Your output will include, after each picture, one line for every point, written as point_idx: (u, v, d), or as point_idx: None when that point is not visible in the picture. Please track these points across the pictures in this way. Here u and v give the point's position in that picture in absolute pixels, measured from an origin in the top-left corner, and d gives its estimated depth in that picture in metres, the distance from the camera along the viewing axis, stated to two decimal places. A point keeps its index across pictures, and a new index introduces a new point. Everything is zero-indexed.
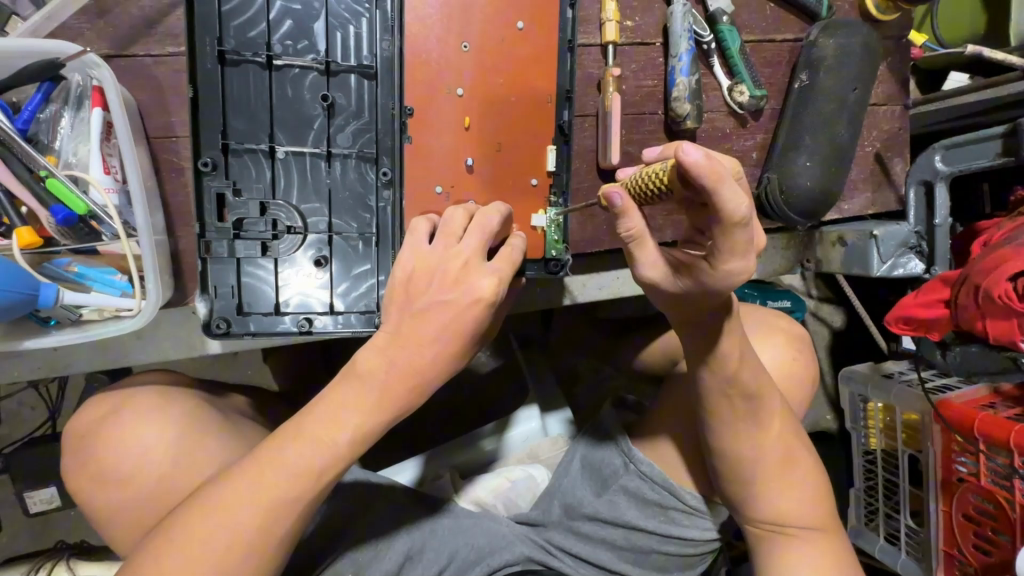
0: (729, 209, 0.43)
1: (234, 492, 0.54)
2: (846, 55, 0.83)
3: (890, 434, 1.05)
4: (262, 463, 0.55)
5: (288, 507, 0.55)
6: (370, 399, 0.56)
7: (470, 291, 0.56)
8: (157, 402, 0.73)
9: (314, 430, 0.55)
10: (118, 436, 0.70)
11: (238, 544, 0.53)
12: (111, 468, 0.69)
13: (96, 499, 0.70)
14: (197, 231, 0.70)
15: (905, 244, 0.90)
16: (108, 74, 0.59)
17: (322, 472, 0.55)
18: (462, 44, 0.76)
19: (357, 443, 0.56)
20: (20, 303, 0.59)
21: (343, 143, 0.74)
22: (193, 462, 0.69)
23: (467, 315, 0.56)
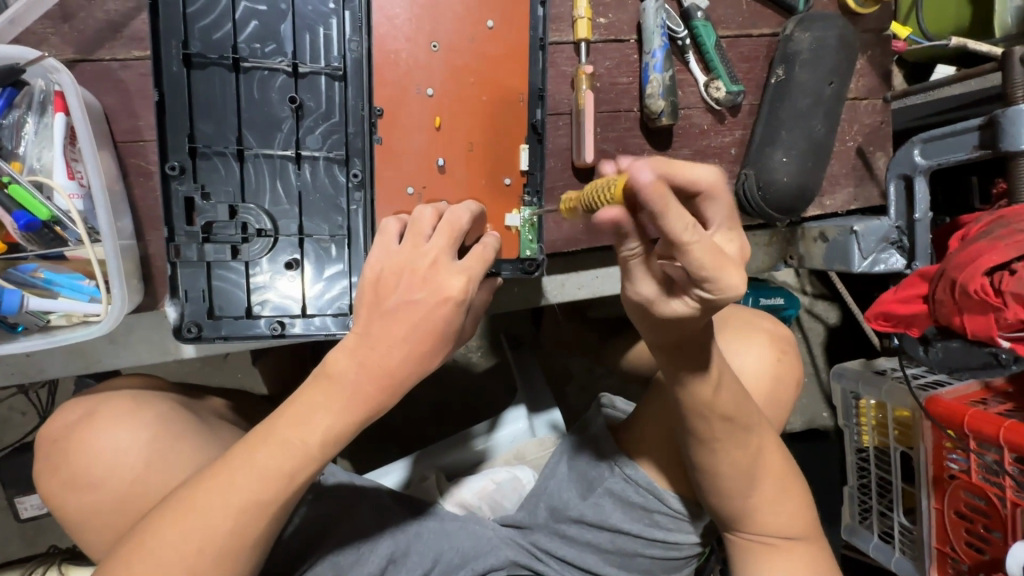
0: (678, 234, 0.38)
1: (202, 496, 0.52)
2: (823, 49, 0.82)
3: (882, 431, 1.05)
4: (231, 466, 0.52)
5: (262, 510, 0.52)
6: (340, 399, 0.52)
7: (436, 290, 0.52)
8: (132, 406, 0.71)
9: (285, 432, 0.52)
10: (91, 440, 0.68)
11: (209, 549, 0.51)
12: (84, 473, 0.67)
13: (69, 505, 0.68)
14: (165, 236, 0.70)
15: (885, 240, 0.89)
16: (68, 78, 0.59)
17: (294, 474, 0.52)
18: (431, 43, 0.76)
19: (329, 445, 0.52)
20: None
21: (313, 145, 0.74)
22: (167, 466, 0.67)
23: (435, 317, 0.52)
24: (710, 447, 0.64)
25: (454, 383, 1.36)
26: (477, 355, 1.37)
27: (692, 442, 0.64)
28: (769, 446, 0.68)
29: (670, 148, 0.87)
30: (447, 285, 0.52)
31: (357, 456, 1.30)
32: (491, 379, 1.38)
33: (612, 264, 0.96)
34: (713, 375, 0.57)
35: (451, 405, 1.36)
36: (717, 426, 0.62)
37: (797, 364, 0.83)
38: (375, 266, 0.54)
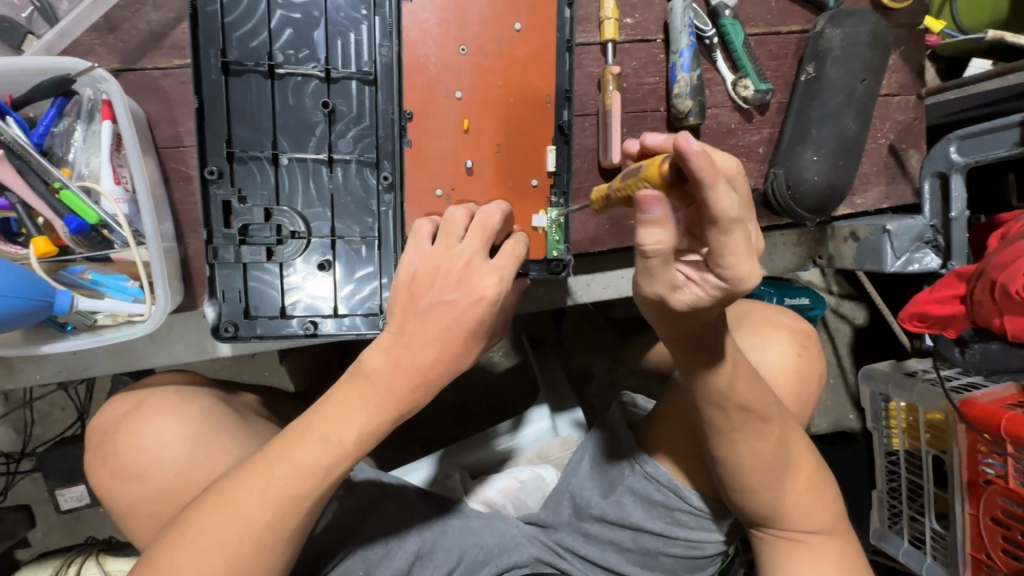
0: (725, 208, 0.38)
1: (240, 489, 0.53)
2: (854, 45, 0.81)
3: (913, 434, 1.02)
4: (269, 461, 0.54)
5: (299, 503, 0.54)
6: (371, 397, 0.54)
7: (470, 291, 0.53)
8: (175, 401, 0.74)
9: (321, 428, 0.54)
10: (139, 432, 0.71)
11: (247, 540, 0.53)
12: (130, 463, 0.70)
13: (114, 492, 0.71)
14: (204, 238, 0.72)
15: (920, 239, 0.87)
16: (116, 87, 0.61)
17: (329, 470, 0.54)
18: (460, 47, 0.77)
19: (363, 442, 0.54)
20: (36, 310, 0.62)
21: (344, 149, 0.75)
22: (209, 459, 0.69)
23: (468, 317, 0.53)
24: (737, 446, 0.64)
25: (477, 382, 1.38)
26: (499, 355, 1.38)
27: (720, 442, 0.64)
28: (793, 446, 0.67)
29: None
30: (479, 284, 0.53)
31: (381, 453, 1.32)
32: (513, 378, 1.39)
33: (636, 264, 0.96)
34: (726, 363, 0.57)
35: (473, 404, 1.37)
36: (742, 423, 0.62)
37: (819, 361, 0.82)
38: (409, 267, 0.55)
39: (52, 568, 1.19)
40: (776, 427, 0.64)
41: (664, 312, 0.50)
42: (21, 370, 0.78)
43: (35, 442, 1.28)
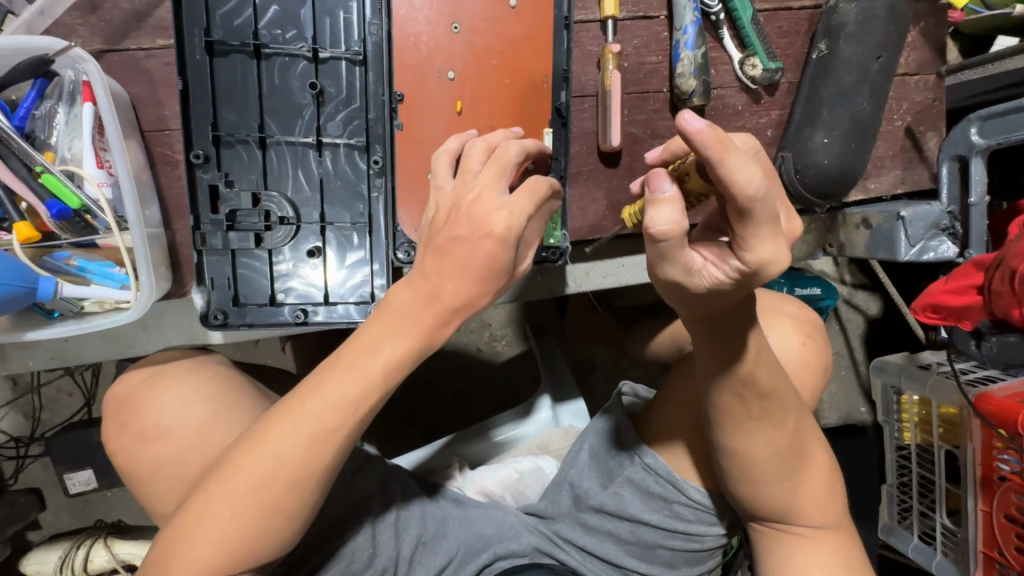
0: (743, 183, 0.36)
1: (270, 425, 0.54)
2: (870, 20, 0.76)
3: (925, 428, 0.99)
4: (299, 396, 0.55)
5: (330, 437, 0.54)
6: (399, 328, 0.53)
7: (478, 226, 0.50)
8: (192, 367, 0.72)
9: (350, 362, 0.54)
10: (160, 398, 0.69)
11: (283, 474, 0.54)
12: (150, 428, 0.68)
13: (135, 461, 0.68)
14: (191, 224, 0.71)
15: (936, 226, 0.83)
16: (94, 68, 0.59)
17: (358, 404, 0.54)
18: (452, 25, 0.74)
19: (394, 373, 0.54)
20: (19, 296, 0.61)
21: (333, 132, 0.73)
22: (232, 415, 0.68)
23: (479, 253, 0.50)
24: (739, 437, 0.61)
25: (479, 371, 1.36)
26: (501, 344, 1.37)
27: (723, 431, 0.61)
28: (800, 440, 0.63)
29: None
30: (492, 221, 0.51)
31: (383, 442, 1.32)
32: (516, 368, 1.37)
33: (638, 252, 0.93)
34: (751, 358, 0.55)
35: (475, 394, 1.36)
36: (740, 416, 0.60)
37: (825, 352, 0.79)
38: (433, 207, 0.55)
39: (61, 550, 1.21)
40: (789, 416, 0.61)
41: (674, 291, 0.46)
42: (15, 356, 0.77)
43: (43, 427, 1.30)
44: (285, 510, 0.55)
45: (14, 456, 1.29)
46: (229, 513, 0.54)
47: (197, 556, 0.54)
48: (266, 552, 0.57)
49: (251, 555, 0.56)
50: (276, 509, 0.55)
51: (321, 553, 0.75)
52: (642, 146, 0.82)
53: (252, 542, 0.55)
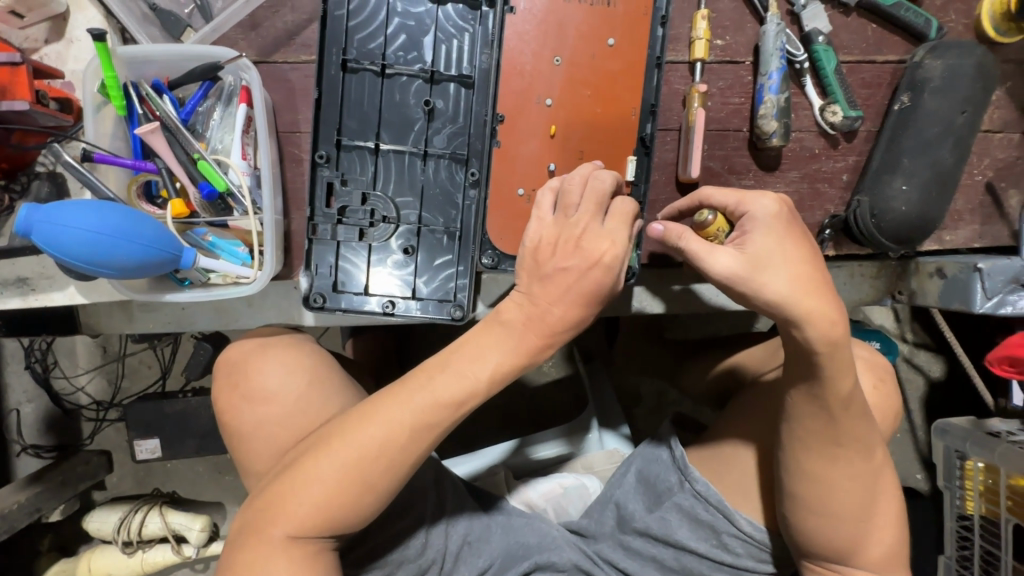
0: (757, 206, 0.59)
1: (381, 406, 0.61)
2: (957, 76, 0.79)
3: (991, 499, 0.96)
4: (410, 384, 0.61)
5: (432, 428, 0.61)
6: (510, 339, 0.61)
7: (586, 257, 0.59)
8: (294, 343, 0.80)
9: (460, 364, 0.61)
10: (264, 367, 0.76)
11: (383, 457, 0.60)
12: (255, 392, 0.75)
13: (236, 418, 0.75)
14: (307, 215, 0.80)
15: (1016, 281, 0.82)
16: (256, 75, 0.71)
17: (462, 403, 0.61)
18: (554, 58, 0.81)
19: (495, 380, 0.61)
20: (167, 261, 0.70)
21: (438, 145, 0.82)
22: (329, 392, 0.75)
23: (587, 280, 0.60)
24: (800, 458, 0.64)
25: (528, 386, 1.40)
26: (548, 365, 1.41)
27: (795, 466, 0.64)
28: (855, 475, 0.64)
29: (776, 170, 0.87)
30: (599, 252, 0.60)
31: None
32: (562, 389, 1.40)
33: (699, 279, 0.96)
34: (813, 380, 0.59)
35: (521, 409, 1.39)
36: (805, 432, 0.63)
37: (896, 396, 0.78)
38: (535, 237, 0.62)
39: (121, 510, 1.31)
40: (857, 443, 0.63)
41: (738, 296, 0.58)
42: (138, 317, 0.88)
43: (122, 394, 1.42)
44: (377, 489, 0.61)
45: (93, 418, 1.41)
46: (327, 480, 0.60)
47: (296, 513, 0.60)
48: (351, 525, 0.62)
49: (337, 524, 0.61)
50: (367, 489, 0.61)
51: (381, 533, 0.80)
52: (717, 180, 0.87)
53: (342, 511, 0.61)
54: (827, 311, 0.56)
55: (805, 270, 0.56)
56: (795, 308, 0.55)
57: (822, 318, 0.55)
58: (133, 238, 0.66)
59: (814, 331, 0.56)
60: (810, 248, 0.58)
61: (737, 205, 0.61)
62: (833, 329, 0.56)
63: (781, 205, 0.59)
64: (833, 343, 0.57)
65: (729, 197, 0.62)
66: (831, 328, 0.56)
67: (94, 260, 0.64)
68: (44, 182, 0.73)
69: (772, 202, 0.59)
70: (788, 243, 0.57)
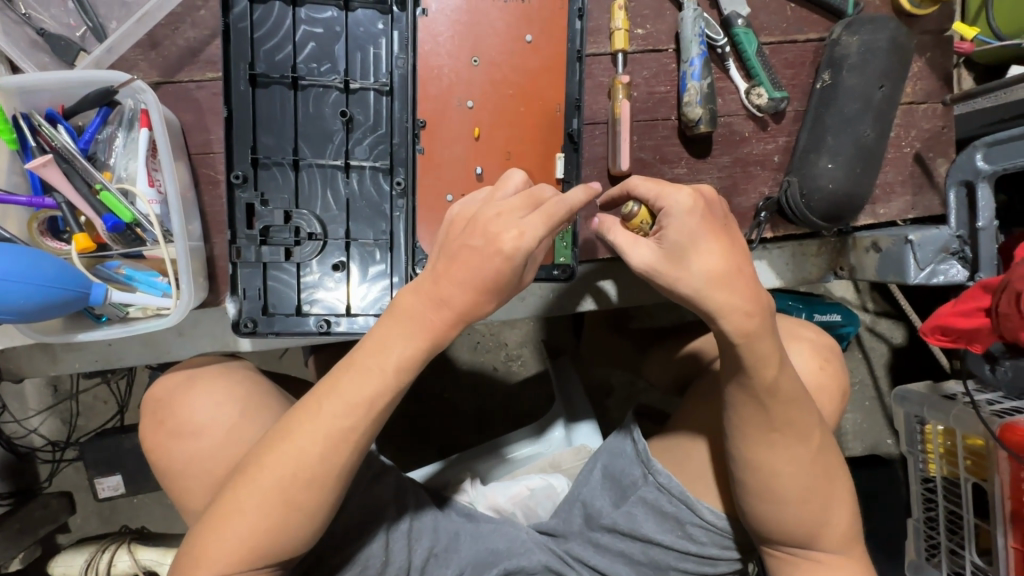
0: (673, 200, 0.56)
1: (294, 421, 0.59)
2: (872, 51, 0.79)
3: (951, 460, 0.97)
4: (319, 393, 0.59)
5: (348, 434, 0.59)
6: (412, 326, 0.58)
7: (492, 240, 0.54)
8: (220, 370, 0.77)
9: (365, 361, 0.59)
10: (189, 399, 0.74)
11: (304, 472, 0.58)
12: (184, 426, 0.73)
13: (169, 457, 0.73)
14: (228, 238, 0.76)
15: (946, 250, 0.83)
16: (152, 98, 0.67)
17: (372, 403, 0.59)
18: (472, 58, 0.79)
19: (405, 370, 0.59)
20: (74, 300, 0.66)
21: (360, 155, 0.79)
22: (262, 419, 0.73)
23: (488, 268, 0.55)
24: (757, 448, 0.63)
25: (495, 389, 1.39)
26: (517, 364, 1.39)
27: (742, 450, 0.64)
28: (795, 458, 0.64)
29: (708, 156, 0.87)
30: (503, 235, 0.55)
31: (400, 456, 1.35)
32: (530, 388, 1.39)
33: None
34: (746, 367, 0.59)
35: (490, 412, 1.38)
36: (758, 421, 0.62)
37: (841, 374, 0.79)
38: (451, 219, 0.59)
39: (89, 552, 1.23)
40: (797, 426, 0.63)
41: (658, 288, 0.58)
42: (63, 358, 0.84)
43: (79, 432, 1.36)
44: (303, 507, 0.59)
45: (50, 459, 1.34)
46: (253, 508, 0.58)
47: (223, 550, 0.58)
48: (288, 548, 0.60)
49: (274, 551, 0.59)
50: (295, 507, 0.59)
51: (340, 557, 0.78)
52: (651, 171, 0.86)
53: (273, 538, 0.59)
54: (744, 306, 0.56)
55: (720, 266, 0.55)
56: (705, 301, 0.56)
57: (734, 310, 0.56)
58: (27, 278, 0.62)
59: (736, 323, 0.56)
60: (732, 240, 0.56)
61: (659, 197, 0.58)
62: (746, 321, 0.56)
63: (699, 198, 0.56)
64: (750, 334, 0.57)
65: (650, 189, 0.58)
66: (745, 320, 0.56)
67: None
68: None
69: (689, 196, 0.56)
70: (703, 242, 0.55)
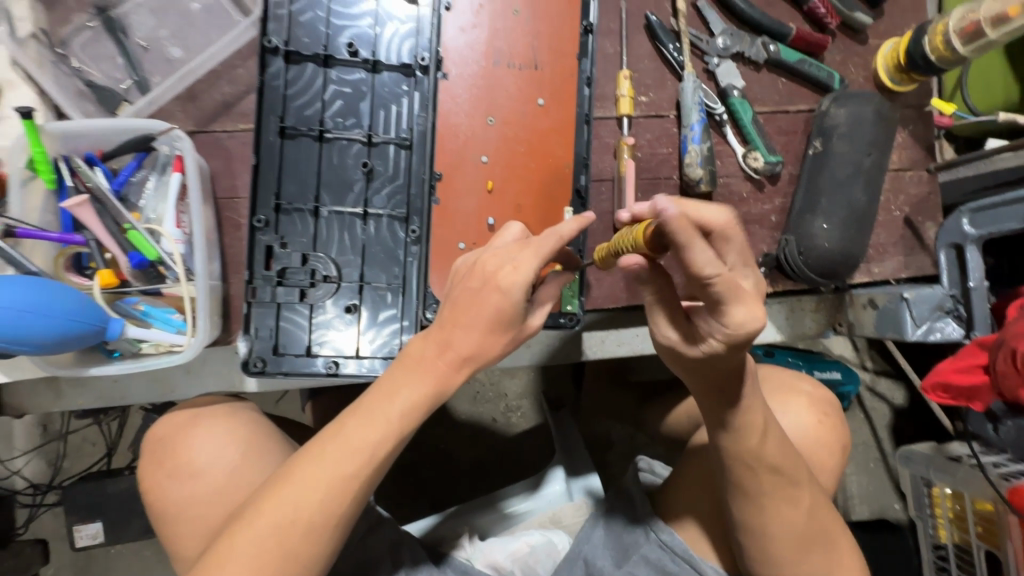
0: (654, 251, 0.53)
1: (298, 467, 0.60)
2: (858, 123, 0.85)
3: (961, 525, 0.95)
4: (323, 439, 0.61)
5: (350, 481, 0.60)
6: (419, 374, 0.60)
7: (489, 286, 0.56)
8: (225, 412, 0.77)
9: (371, 408, 0.60)
10: (192, 440, 0.73)
11: (303, 519, 0.59)
12: (183, 468, 0.72)
13: (165, 499, 0.71)
14: (245, 278, 0.79)
15: (940, 308, 0.85)
16: (189, 145, 0.72)
17: (376, 448, 0.60)
18: (488, 118, 0.85)
19: (409, 418, 0.61)
20: (92, 334, 0.68)
21: (378, 204, 0.83)
22: (265, 461, 0.72)
23: (486, 307, 0.57)
24: (763, 508, 0.62)
25: (495, 440, 1.37)
26: (517, 416, 1.38)
27: (743, 505, 0.63)
28: (800, 515, 0.63)
29: None
30: (501, 275, 0.57)
31: (394, 509, 1.31)
32: (530, 440, 1.37)
33: None
34: (749, 422, 0.58)
35: (488, 464, 1.35)
36: (767, 481, 0.61)
37: (841, 430, 0.79)
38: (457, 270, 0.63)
39: None
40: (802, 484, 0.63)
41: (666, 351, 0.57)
42: (66, 394, 0.83)
43: (63, 475, 1.32)
44: (301, 557, 0.59)
45: (28, 504, 1.29)
46: (249, 558, 0.58)
47: None
48: None
49: None
50: (293, 556, 0.59)
51: None
52: None
53: None
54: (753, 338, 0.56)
55: (737, 333, 0.47)
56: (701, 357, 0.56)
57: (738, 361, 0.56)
58: (52, 313, 0.63)
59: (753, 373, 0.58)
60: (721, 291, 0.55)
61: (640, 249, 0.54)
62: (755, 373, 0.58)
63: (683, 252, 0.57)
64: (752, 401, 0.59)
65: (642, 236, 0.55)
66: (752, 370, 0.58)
67: (7, 338, 0.62)
68: None
69: (713, 256, 0.42)
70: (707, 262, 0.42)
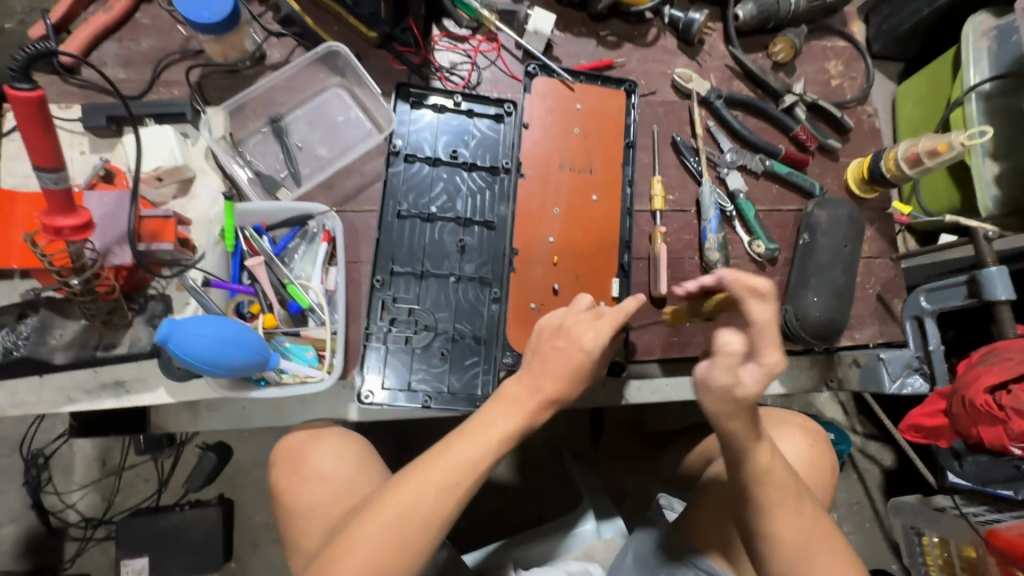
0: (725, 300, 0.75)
1: (414, 473, 0.76)
2: (836, 222, 1.12)
3: (948, 570, 1.13)
4: (435, 453, 0.78)
5: (453, 489, 0.76)
6: (512, 406, 0.79)
7: (575, 341, 0.80)
8: (340, 434, 0.95)
9: (473, 431, 0.78)
10: (317, 453, 0.91)
11: (413, 518, 0.74)
12: (310, 475, 0.89)
13: (294, 500, 0.88)
14: (364, 326, 1.00)
15: (910, 366, 1.08)
16: (340, 223, 0.95)
17: (477, 463, 0.77)
18: (554, 208, 1.10)
19: (503, 441, 0.78)
20: (258, 364, 0.85)
21: (468, 271, 1.06)
22: (376, 475, 0.89)
23: (572, 356, 0.78)
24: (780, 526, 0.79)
25: (530, 483, 1.51)
26: (549, 461, 1.54)
27: (760, 524, 0.79)
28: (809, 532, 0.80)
29: None
30: (582, 335, 0.80)
31: None
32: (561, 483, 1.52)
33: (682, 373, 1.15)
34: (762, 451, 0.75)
35: (523, 505, 1.50)
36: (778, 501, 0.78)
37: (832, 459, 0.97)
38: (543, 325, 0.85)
39: None
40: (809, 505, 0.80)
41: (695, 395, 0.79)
42: (201, 417, 1.00)
43: (114, 509, 1.49)
44: (410, 549, 0.74)
45: (79, 538, 1.48)
46: (369, 546, 0.73)
47: None
48: None
49: None
50: (403, 548, 0.73)
51: None
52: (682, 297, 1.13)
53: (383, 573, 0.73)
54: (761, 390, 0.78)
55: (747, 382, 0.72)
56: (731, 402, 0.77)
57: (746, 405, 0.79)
58: (240, 344, 0.81)
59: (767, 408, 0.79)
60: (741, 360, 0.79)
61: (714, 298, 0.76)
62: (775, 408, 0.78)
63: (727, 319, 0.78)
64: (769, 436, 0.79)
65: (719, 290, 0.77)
66: None
67: (207, 364, 0.79)
68: (158, 302, 0.90)
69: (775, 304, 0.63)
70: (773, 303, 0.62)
